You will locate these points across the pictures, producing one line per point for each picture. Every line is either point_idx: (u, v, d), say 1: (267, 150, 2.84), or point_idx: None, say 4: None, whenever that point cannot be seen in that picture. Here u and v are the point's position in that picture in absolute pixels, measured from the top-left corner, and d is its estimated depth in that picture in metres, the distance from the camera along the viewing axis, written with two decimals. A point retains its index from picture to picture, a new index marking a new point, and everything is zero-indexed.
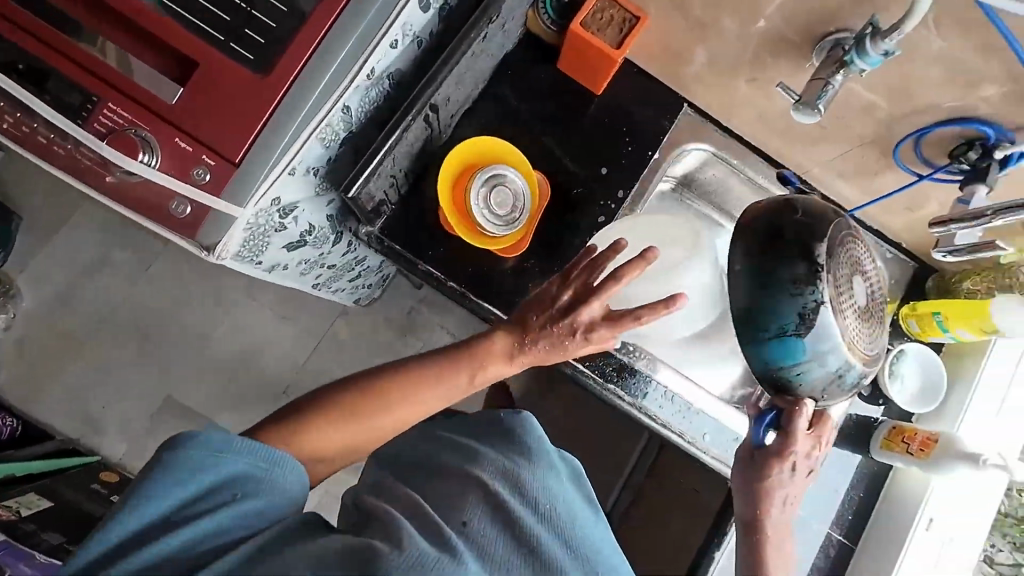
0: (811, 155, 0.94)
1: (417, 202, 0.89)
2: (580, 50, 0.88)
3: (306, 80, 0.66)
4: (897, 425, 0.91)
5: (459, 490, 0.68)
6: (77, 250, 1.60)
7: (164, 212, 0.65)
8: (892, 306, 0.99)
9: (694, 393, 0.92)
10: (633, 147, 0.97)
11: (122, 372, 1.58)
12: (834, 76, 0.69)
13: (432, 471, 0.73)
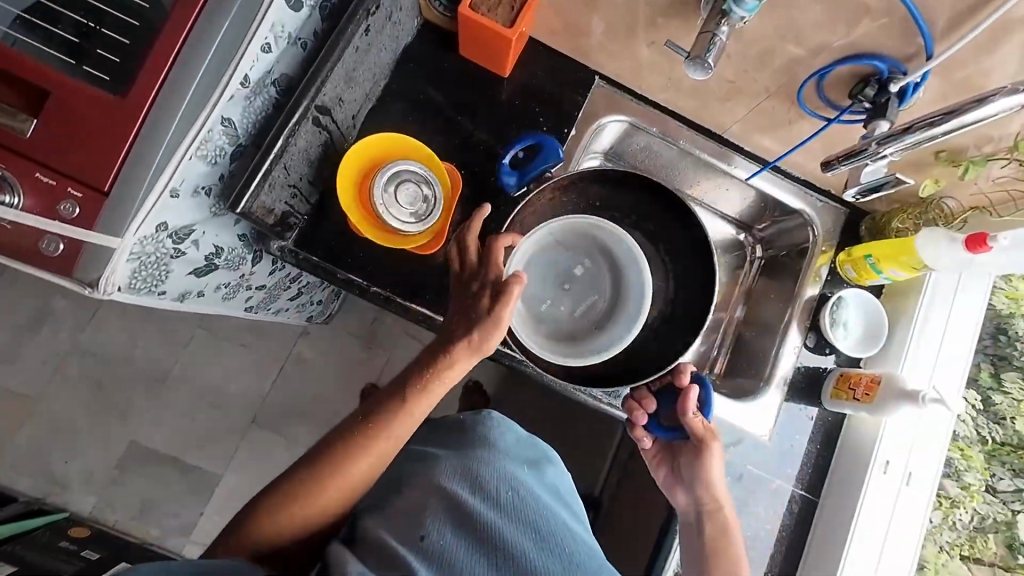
0: (725, 113, 0.93)
1: (331, 209, 0.86)
2: (475, 33, 0.85)
3: (169, 97, 0.62)
4: (843, 372, 0.91)
5: (421, 501, 0.66)
6: (18, 305, 1.55)
7: (34, 253, 0.61)
8: (829, 255, 0.98)
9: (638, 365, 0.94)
10: (550, 126, 0.95)
11: (81, 423, 1.53)
12: (720, 28, 0.68)
13: (399, 484, 0.72)
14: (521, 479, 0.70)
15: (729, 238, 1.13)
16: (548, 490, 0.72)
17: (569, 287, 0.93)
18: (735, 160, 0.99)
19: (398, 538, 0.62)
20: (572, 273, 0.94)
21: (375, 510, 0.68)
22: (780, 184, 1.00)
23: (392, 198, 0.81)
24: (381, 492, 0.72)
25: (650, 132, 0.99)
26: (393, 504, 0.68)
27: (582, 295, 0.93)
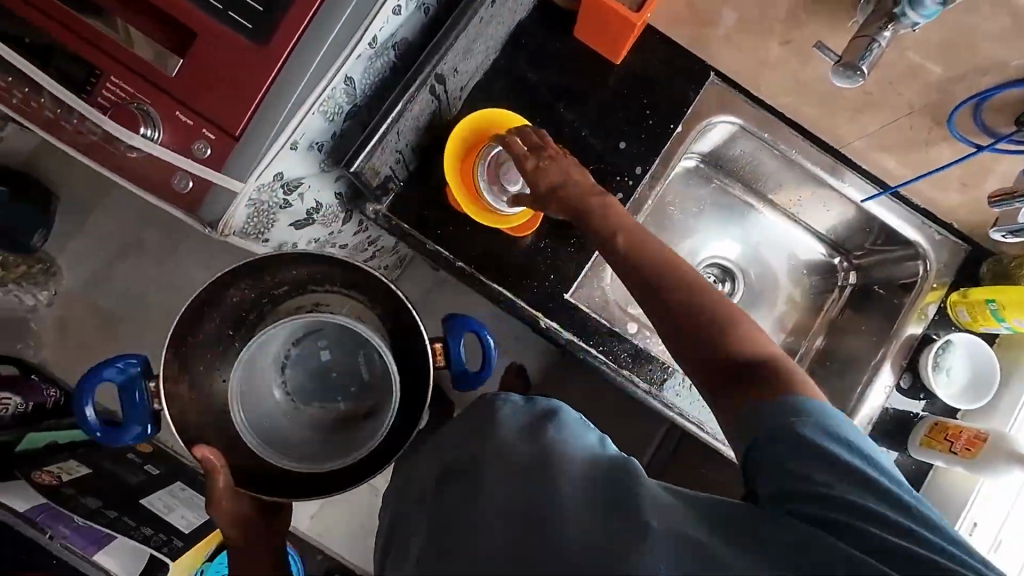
0: (851, 126, 0.86)
1: (428, 180, 0.86)
2: (598, 15, 0.82)
3: (305, 50, 0.63)
4: (939, 421, 0.85)
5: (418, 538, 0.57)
6: (113, 230, 1.66)
7: (167, 188, 0.65)
8: (939, 294, 0.91)
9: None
10: (655, 120, 0.91)
11: (155, 347, 1.64)
12: (881, 33, 0.64)
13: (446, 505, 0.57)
14: (569, 458, 0.53)
15: (821, 261, 1.07)
16: (605, 481, 0.51)
17: (337, 376, 0.83)
18: (849, 178, 0.90)
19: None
20: (325, 362, 0.83)
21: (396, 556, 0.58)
22: (897, 211, 0.91)
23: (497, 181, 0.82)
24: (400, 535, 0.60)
25: (761, 138, 0.92)
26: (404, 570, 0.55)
27: (348, 363, 0.82)
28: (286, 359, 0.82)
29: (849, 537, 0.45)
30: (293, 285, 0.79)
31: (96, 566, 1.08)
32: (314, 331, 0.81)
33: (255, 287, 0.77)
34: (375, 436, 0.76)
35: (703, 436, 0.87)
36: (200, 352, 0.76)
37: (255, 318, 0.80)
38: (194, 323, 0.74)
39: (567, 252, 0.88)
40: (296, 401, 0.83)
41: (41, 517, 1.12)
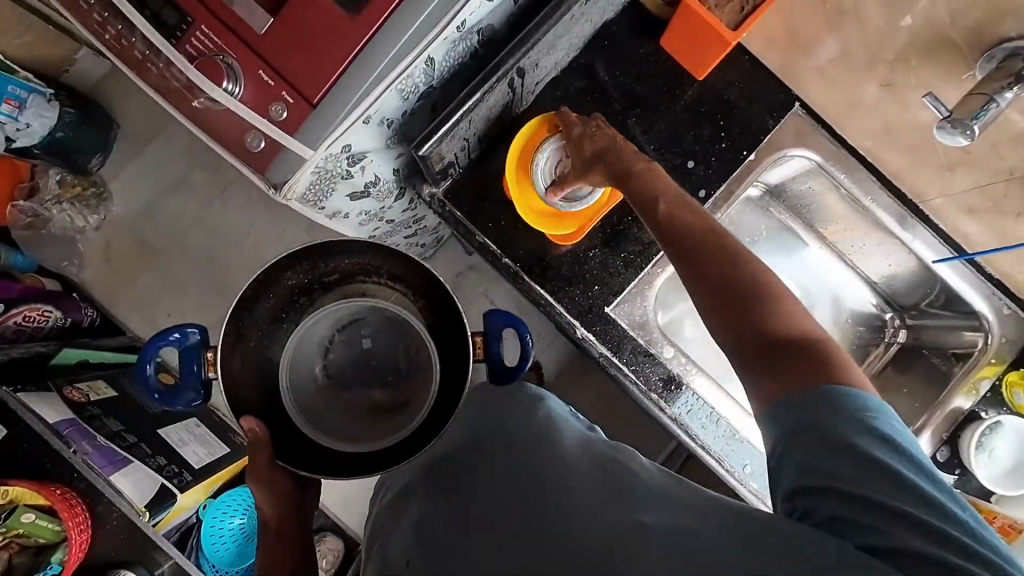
0: (934, 181, 0.82)
1: (486, 171, 0.85)
2: (691, 27, 0.79)
3: (395, 25, 0.62)
4: (972, 502, 0.84)
5: (418, 502, 0.62)
6: (165, 165, 1.70)
7: (239, 144, 0.65)
8: (996, 370, 0.86)
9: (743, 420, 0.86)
10: (728, 144, 0.88)
11: (189, 285, 1.69)
12: (1002, 93, 0.62)
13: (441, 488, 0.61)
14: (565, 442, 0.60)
15: (872, 314, 1.02)
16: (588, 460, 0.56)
17: (378, 364, 0.76)
18: (918, 233, 0.86)
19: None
20: (366, 352, 0.76)
21: (388, 517, 0.65)
22: (967, 278, 0.87)
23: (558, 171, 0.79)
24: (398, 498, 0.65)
25: (833, 178, 0.88)
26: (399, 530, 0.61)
27: (391, 351, 0.76)
28: (329, 346, 0.76)
29: (875, 540, 0.43)
30: (345, 273, 0.75)
31: (111, 486, 1.16)
32: (357, 319, 0.76)
33: (309, 273, 0.74)
34: (395, 433, 0.71)
35: (722, 474, 0.84)
36: (259, 330, 0.72)
37: (309, 301, 0.76)
38: (252, 305, 0.71)
39: (614, 265, 0.86)
40: (339, 387, 0.76)
41: (68, 430, 1.18)
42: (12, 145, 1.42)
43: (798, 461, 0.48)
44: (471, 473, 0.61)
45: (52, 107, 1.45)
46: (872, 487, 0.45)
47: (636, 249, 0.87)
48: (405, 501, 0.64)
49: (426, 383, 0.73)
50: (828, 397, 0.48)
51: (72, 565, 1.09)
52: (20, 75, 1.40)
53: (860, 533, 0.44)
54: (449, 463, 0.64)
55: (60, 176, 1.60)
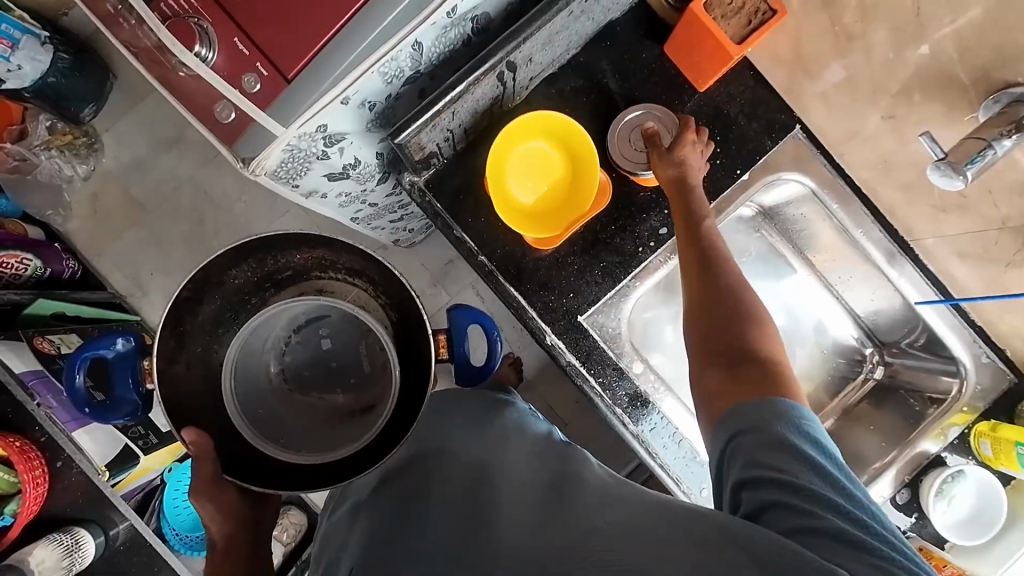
0: (927, 222, 0.80)
1: (472, 163, 0.83)
2: (695, 36, 0.76)
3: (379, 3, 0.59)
4: (925, 546, 0.82)
5: (371, 513, 0.61)
6: (161, 122, 1.66)
7: (208, 112, 0.63)
8: (968, 418, 0.85)
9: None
10: (722, 161, 0.85)
11: (175, 247, 1.67)
12: (1000, 140, 0.59)
13: (389, 496, 0.62)
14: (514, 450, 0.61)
15: (852, 347, 0.99)
16: (535, 465, 0.58)
17: (338, 367, 0.67)
18: (904, 272, 0.85)
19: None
20: (324, 354, 0.67)
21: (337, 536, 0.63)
22: (951, 323, 0.85)
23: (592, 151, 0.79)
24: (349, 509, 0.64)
25: (826, 206, 0.86)
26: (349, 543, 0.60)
27: (351, 351, 0.66)
28: (285, 348, 0.67)
29: (803, 525, 0.45)
30: (300, 268, 0.66)
31: (72, 441, 1.18)
32: (315, 317, 0.66)
33: (256, 270, 0.65)
34: (351, 443, 0.62)
35: (678, 495, 0.83)
36: (202, 335, 0.64)
37: (259, 301, 0.67)
38: (196, 305, 0.63)
39: (592, 274, 0.84)
40: (293, 393, 0.67)
41: (34, 383, 1.19)
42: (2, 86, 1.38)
43: (743, 456, 0.50)
44: (426, 478, 0.61)
45: (46, 51, 1.41)
46: (801, 476, 0.47)
47: (615, 259, 0.84)
48: (361, 506, 0.64)
49: (387, 392, 0.64)
50: (765, 402, 0.51)
51: (25, 519, 1.09)
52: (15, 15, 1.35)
53: (791, 518, 0.45)
54: (400, 475, 0.64)
55: (50, 123, 1.56)
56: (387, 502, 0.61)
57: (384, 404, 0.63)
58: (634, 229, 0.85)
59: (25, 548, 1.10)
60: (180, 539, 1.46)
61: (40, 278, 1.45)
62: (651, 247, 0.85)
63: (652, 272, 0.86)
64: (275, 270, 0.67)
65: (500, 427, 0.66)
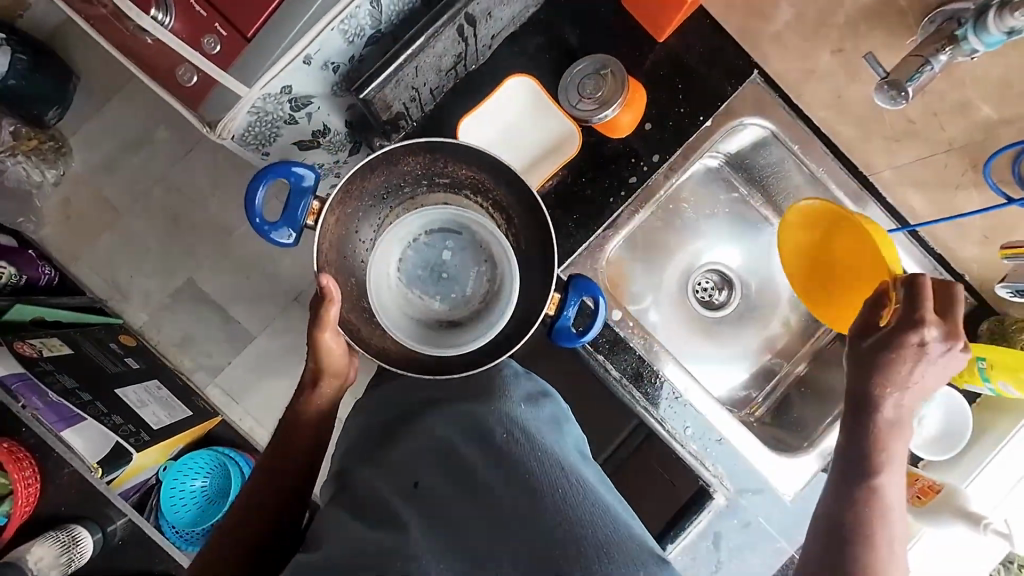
0: (882, 154, 0.84)
1: (441, 126, 0.85)
2: None
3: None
4: (901, 465, 0.85)
5: (393, 462, 0.64)
6: (128, 121, 1.64)
7: (171, 77, 0.63)
8: None
9: (686, 383, 0.88)
10: (685, 109, 0.88)
11: (153, 247, 1.65)
12: (937, 56, 0.64)
13: (413, 446, 0.66)
14: (551, 449, 0.64)
15: None
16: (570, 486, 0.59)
17: (446, 278, 0.83)
18: (869, 208, 0.86)
19: (390, 489, 0.61)
20: (441, 263, 0.83)
21: (368, 448, 0.70)
22: (914, 254, 0.88)
23: (587, 95, 0.83)
24: (377, 439, 0.71)
25: (789, 149, 0.87)
26: (389, 460, 0.65)
27: (463, 271, 0.83)
28: (413, 242, 0.81)
29: None
30: (456, 181, 0.76)
31: (62, 443, 1.14)
32: (447, 230, 0.81)
33: (426, 166, 0.74)
34: (446, 348, 0.78)
35: (662, 434, 0.88)
36: (360, 202, 0.73)
37: (411, 191, 0.76)
38: (369, 169, 0.71)
39: (567, 227, 0.87)
40: (404, 287, 0.82)
41: (17, 385, 1.17)
42: None
43: None
44: (459, 460, 0.62)
45: None
46: None
47: (587, 211, 0.87)
48: (386, 451, 0.67)
49: (482, 318, 0.81)
50: None
51: (19, 518, 1.08)
52: None
53: None
54: (443, 414, 0.69)
55: (14, 128, 1.53)
56: (409, 460, 0.64)
57: (479, 327, 0.79)
58: (605, 180, 0.87)
59: (21, 547, 1.10)
60: (179, 535, 1.47)
61: (14, 286, 1.43)
62: (621, 197, 0.87)
63: (624, 225, 0.88)
64: (436, 172, 0.76)
65: (547, 425, 0.69)
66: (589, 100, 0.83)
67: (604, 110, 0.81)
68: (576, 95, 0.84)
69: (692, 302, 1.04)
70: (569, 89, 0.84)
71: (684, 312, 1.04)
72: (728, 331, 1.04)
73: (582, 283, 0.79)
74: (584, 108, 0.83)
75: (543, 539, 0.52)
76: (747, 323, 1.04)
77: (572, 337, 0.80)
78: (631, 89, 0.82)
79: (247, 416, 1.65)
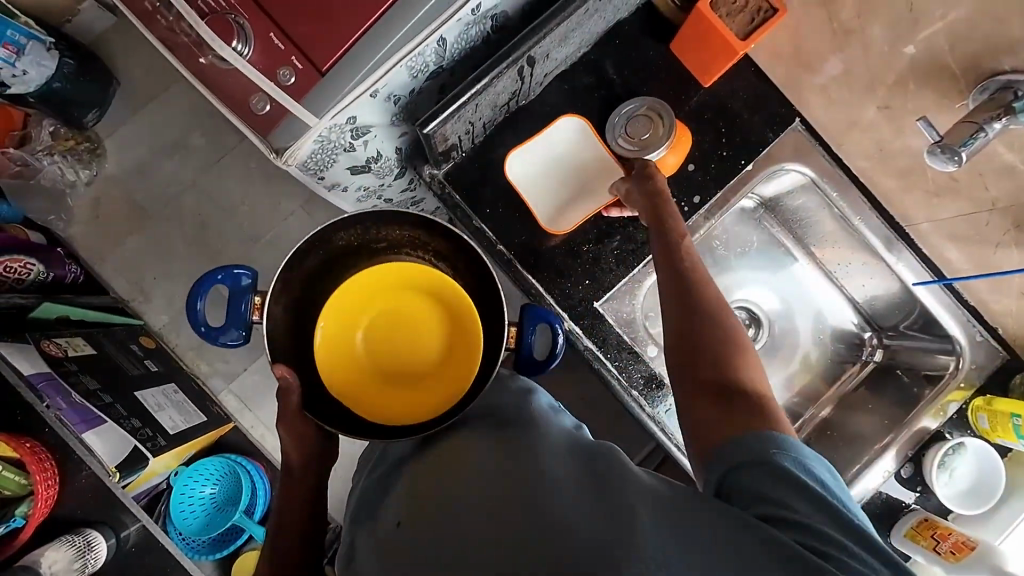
0: (922, 207, 0.85)
1: (488, 157, 0.87)
2: (698, 32, 0.80)
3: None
4: (929, 518, 0.84)
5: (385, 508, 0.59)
6: (165, 127, 1.67)
7: (243, 104, 0.65)
8: (965, 394, 0.88)
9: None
10: (728, 152, 0.89)
11: (178, 250, 1.67)
12: (991, 123, 0.66)
13: (403, 483, 0.60)
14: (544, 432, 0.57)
15: (851, 332, 1.03)
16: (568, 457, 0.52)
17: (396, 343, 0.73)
18: (903, 257, 0.89)
19: (380, 547, 0.54)
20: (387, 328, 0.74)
21: (372, 498, 0.63)
22: (947, 304, 0.89)
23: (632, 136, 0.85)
24: (378, 486, 0.64)
25: (826, 194, 0.90)
26: (383, 511, 0.59)
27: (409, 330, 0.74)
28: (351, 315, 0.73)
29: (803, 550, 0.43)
30: (393, 244, 0.74)
31: (83, 445, 1.13)
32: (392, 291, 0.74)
33: (358, 235, 0.73)
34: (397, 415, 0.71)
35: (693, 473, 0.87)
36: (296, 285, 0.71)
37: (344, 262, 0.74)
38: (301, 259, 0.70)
39: (606, 261, 0.87)
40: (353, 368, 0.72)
41: (42, 384, 1.15)
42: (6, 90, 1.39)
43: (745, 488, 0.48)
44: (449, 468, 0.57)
45: (51, 56, 1.41)
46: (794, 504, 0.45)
47: (627, 247, 0.87)
48: (382, 495, 0.62)
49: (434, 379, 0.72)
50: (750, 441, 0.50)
51: (37, 520, 1.08)
52: (21, 20, 1.36)
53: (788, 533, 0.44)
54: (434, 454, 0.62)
55: (54, 128, 1.56)
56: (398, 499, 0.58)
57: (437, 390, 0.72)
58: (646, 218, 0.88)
59: (35, 551, 1.09)
60: (188, 542, 1.47)
61: (42, 283, 1.44)
62: None
63: None
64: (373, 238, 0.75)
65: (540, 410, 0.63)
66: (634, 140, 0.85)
67: (648, 151, 0.83)
68: (621, 134, 0.86)
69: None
70: (613, 128, 0.86)
71: None
72: None
73: (540, 313, 0.74)
74: (630, 148, 0.85)
75: (534, 535, 0.45)
76: (775, 362, 1.04)
77: (543, 368, 0.75)
78: (677, 132, 0.84)
79: (259, 423, 1.65)
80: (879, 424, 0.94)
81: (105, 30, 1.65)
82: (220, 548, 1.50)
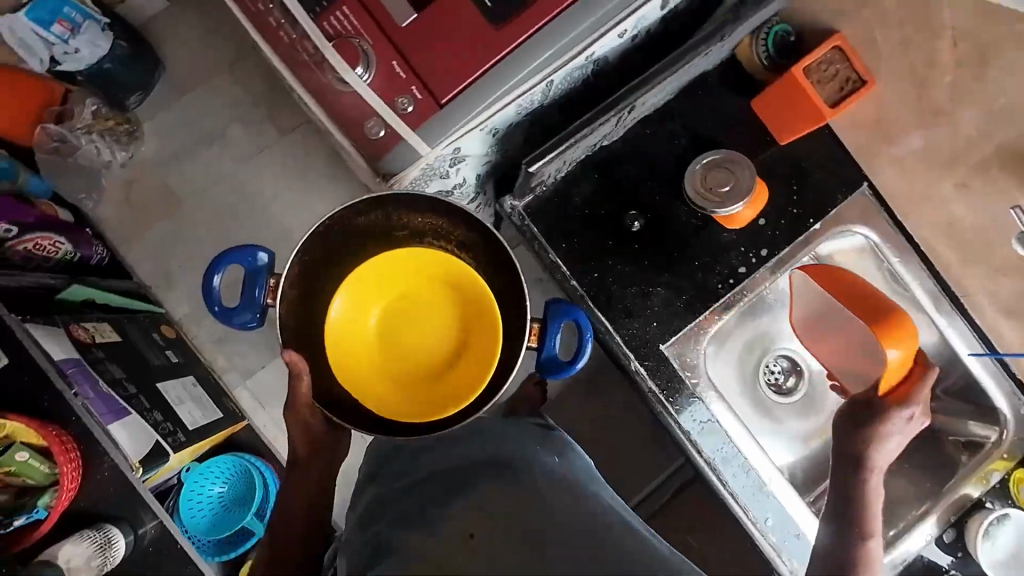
0: (981, 280, 0.87)
1: (568, 192, 0.88)
2: (789, 92, 0.85)
3: (535, 42, 0.63)
4: None
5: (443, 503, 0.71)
6: (205, 116, 1.67)
7: (357, 126, 0.66)
8: (1008, 464, 0.91)
9: (771, 473, 0.89)
10: (799, 209, 0.92)
11: (206, 241, 1.66)
12: None
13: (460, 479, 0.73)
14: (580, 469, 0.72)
15: None
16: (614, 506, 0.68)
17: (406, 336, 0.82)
18: (955, 322, 0.91)
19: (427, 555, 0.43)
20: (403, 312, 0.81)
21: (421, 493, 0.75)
22: (996, 378, 0.90)
23: (704, 185, 0.87)
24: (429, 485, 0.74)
25: (883, 256, 0.92)
26: None
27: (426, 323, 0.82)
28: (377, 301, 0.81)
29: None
30: (416, 231, 0.79)
31: (109, 437, 1.10)
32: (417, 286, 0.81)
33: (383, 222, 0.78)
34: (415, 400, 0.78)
35: (744, 522, 0.88)
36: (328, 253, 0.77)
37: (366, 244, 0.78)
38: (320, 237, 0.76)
39: (676, 305, 0.88)
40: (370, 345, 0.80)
41: (71, 370, 1.12)
42: (56, 66, 1.39)
43: None
44: None
45: (106, 37, 1.41)
46: None
47: (698, 293, 0.89)
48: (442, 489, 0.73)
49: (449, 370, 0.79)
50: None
51: (58, 513, 1.00)
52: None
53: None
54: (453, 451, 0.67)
55: (96, 107, 1.55)
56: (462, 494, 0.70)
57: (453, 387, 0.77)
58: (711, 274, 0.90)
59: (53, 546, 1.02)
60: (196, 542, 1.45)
61: (67, 262, 1.42)
62: (730, 284, 0.89)
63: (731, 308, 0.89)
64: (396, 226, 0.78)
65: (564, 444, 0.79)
66: (707, 189, 0.86)
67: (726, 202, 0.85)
68: (695, 183, 0.87)
69: (762, 385, 1.06)
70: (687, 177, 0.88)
71: (752, 392, 1.06)
72: (792, 413, 1.06)
73: (562, 309, 0.79)
74: (704, 197, 0.86)
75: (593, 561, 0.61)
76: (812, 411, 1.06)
77: (565, 370, 0.79)
78: (757, 187, 0.86)
79: (270, 424, 1.61)
80: (920, 488, 0.96)
81: (154, 14, 1.65)
82: (225, 550, 1.46)
